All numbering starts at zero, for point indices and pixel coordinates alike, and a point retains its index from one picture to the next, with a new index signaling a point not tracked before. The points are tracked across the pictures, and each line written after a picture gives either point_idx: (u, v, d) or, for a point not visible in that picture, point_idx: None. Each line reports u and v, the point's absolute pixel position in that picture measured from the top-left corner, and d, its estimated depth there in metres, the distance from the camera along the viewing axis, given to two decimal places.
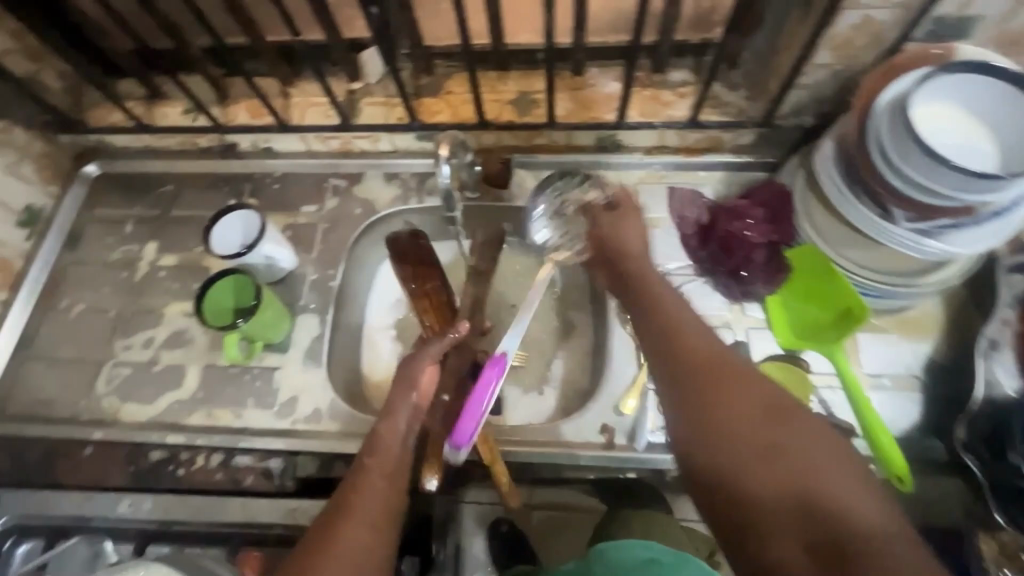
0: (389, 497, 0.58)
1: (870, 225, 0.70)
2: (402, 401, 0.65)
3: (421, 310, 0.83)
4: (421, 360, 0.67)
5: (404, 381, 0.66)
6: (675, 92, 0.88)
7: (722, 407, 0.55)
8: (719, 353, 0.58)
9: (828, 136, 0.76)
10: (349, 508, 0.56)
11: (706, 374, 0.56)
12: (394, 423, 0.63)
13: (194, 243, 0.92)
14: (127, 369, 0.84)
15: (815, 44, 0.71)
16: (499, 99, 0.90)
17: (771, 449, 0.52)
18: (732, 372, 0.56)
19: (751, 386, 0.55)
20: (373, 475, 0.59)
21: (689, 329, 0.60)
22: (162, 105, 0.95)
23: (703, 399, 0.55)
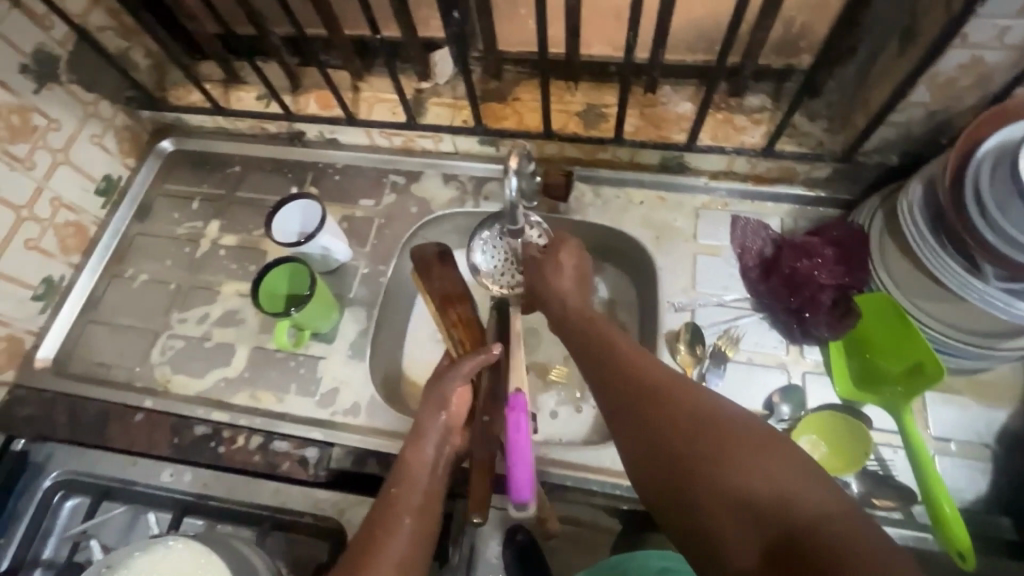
0: (418, 533, 0.58)
1: (955, 281, 0.65)
2: (431, 429, 0.64)
3: (450, 327, 0.78)
4: (453, 380, 0.67)
5: (434, 402, 0.66)
6: (751, 118, 0.84)
7: (658, 417, 0.53)
8: (646, 365, 0.58)
9: (917, 179, 0.70)
10: (374, 546, 0.56)
11: (636, 387, 0.56)
12: (421, 452, 0.63)
13: (255, 225, 0.94)
14: (180, 343, 0.87)
15: (915, 82, 0.67)
16: (566, 110, 0.89)
17: (708, 452, 0.50)
18: (662, 384, 0.55)
19: (681, 393, 0.54)
20: (402, 511, 0.59)
21: (621, 346, 0.61)
22: (237, 88, 0.98)
23: (640, 413, 0.54)
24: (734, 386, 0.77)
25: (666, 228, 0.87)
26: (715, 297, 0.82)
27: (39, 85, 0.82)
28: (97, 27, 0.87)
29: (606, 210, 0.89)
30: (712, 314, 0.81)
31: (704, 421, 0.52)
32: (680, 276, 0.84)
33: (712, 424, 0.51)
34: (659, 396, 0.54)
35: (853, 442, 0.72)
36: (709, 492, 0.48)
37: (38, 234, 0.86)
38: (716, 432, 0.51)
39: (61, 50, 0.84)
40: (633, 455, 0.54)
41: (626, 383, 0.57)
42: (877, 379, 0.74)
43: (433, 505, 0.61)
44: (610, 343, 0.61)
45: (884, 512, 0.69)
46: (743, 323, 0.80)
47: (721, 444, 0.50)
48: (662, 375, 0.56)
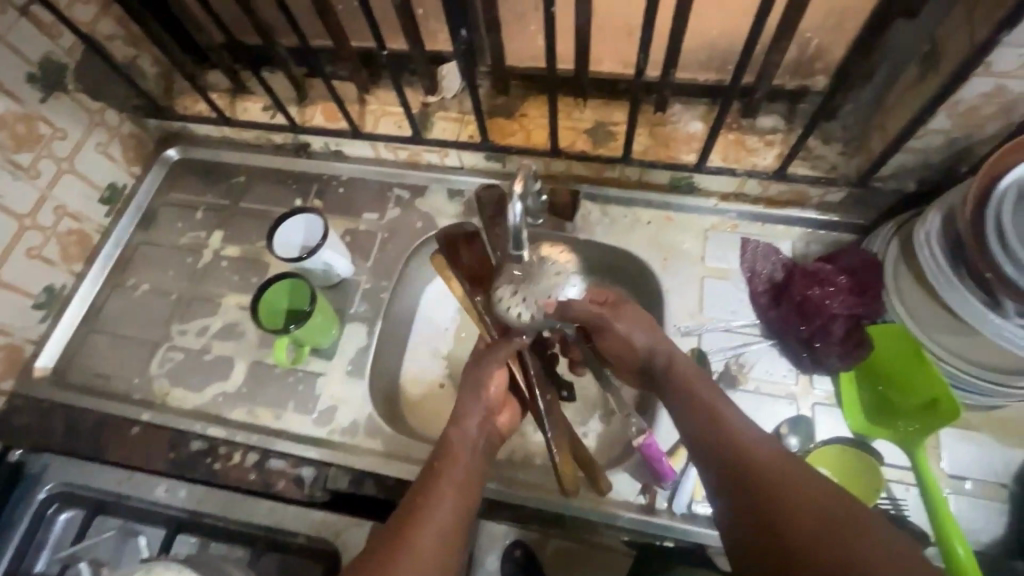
0: (461, 510, 0.57)
1: (971, 314, 0.63)
2: (472, 409, 0.64)
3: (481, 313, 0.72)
4: (490, 364, 0.67)
5: (471, 387, 0.65)
6: (762, 139, 0.82)
7: (778, 506, 0.53)
8: (761, 447, 0.56)
9: (934, 207, 0.68)
10: (418, 511, 0.55)
11: (752, 470, 0.55)
12: (462, 434, 0.62)
13: (257, 237, 0.94)
14: (179, 355, 0.86)
15: (934, 109, 0.64)
16: (575, 128, 0.87)
17: (833, 550, 0.49)
18: (774, 468, 0.55)
19: (801, 483, 0.53)
20: (444, 484, 0.58)
21: (727, 420, 0.58)
22: (244, 98, 0.97)
23: (755, 496, 0.54)
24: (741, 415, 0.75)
25: (674, 249, 0.85)
26: (722, 322, 0.80)
27: (46, 94, 0.82)
28: (104, 36, 0.87)
29: (612, 230, 0.88)
30: (719, 339, 0.79)
31: (825, 511, 0.51)
32: (687, 300, 0.82)
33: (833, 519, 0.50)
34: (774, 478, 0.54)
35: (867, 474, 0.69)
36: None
37: (40, 242, 0.86)
38: (841, 528, 0.50)
39: (69, 59, 0.84)
40: (742, 535, 0.54)
41: (738, 463, 0.56)
42: (889, 413, 0.72)
43: (475, 483, 0.60)
44: (715, 414, 0.59)
45: None
46: (752, 349, 0.78)
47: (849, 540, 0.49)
48: (777, 455, 0.56)
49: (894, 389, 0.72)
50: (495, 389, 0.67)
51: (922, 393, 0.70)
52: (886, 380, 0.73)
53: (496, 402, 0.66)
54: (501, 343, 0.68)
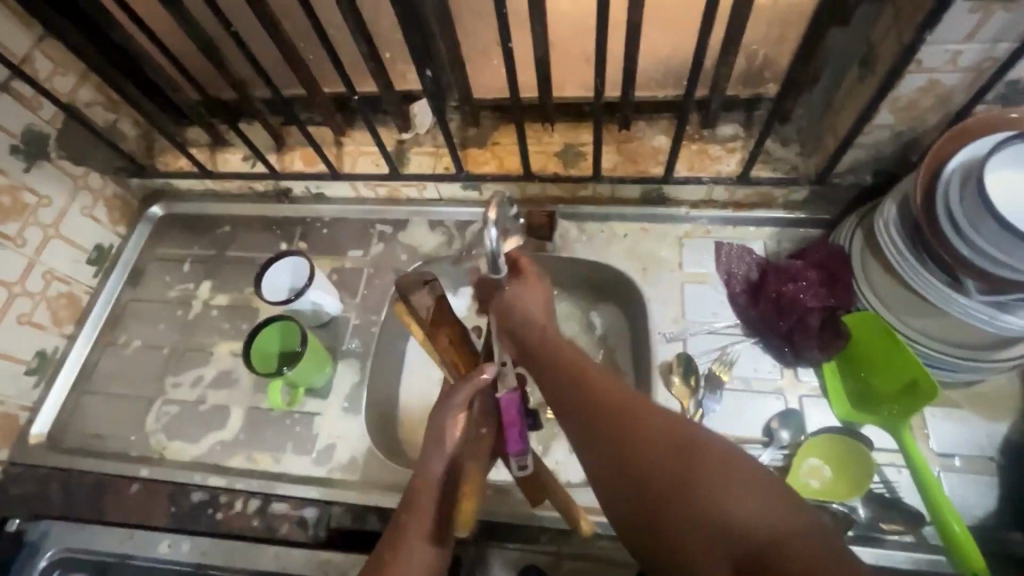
0: (430, 557, 0.57)
1: (938, 297, 0.66)
2: (433, 454, 0.59)
3: (442, 352, 0.65)
4: (448, 410, 0.58)
5: (433, 436, 0.59)
6: (724, 147, 0.86)
7: (619, 442, 0.49)
8: (605, 384, 0.53)
9: (889, 198, 0.72)
10: (388, 564, 0.55)
11: (594, 408, 0.51)
12: (427, 479, 0.59)
13: (246, 284, 0.95)
14: (175, 408, 0.86)
15: (877, 106, 0.68)
16: (545, 151, 0.91)
17: (671, 477, 0.46)
18: (616, 400, 0.51)
19: (642, 411, 0.50)
20: (411, 534, 0.57)
21: (575, 362, 0.55)
22: (224, 151, 1.00)
23: (596, 432, 0.50)
24: (731, 413, 0.76)
25: (652, 259, 0.88)
26: (705, 325, 0.82)
27: (29, 164, 0.84)
28: (83, 103, 0.89)
29: (590, 246, 0.90)
30: (703, 342, 0.81)
31: (661, 429, 0.48)
32: (669, 307, 0.84)
33: (672, 444, 0.47)
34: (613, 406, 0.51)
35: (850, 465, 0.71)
36: (673, 514, 0.45)
37: (30, 308, 0.87)
38: (676, 441, 0.48)
39: (51, 129, 0.86)
40: (592, 473, 0.51)
41: (581, 401, 0.52)
42: (874, 401, 0.73)
43: (445, 528, 0.59)
44: (560, 354, 0.56)
45: (895, 536, 0.67)
46: (736, 348, 0.80)
47: (688, 463, 0.46)
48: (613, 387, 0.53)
49: (877, 378, 0.73)
50: (454, 436, 0.59)
51: (902, 380, 0.71)
52: (868, 369, 0.74)
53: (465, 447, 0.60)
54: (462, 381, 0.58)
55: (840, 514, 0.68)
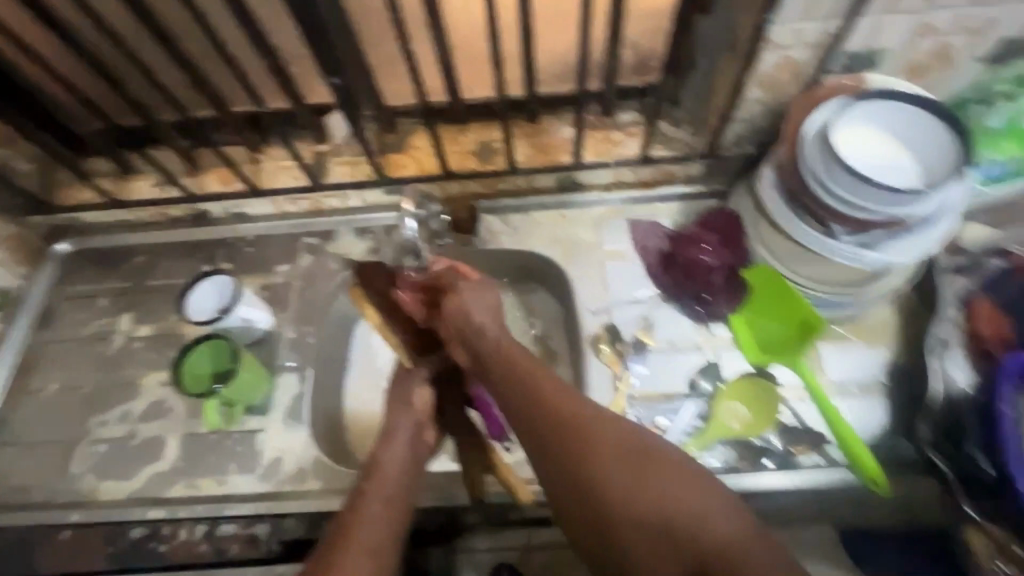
0: (390, 518, 0.59)
1: (814, 243, 0.75)
2: (399, 424, 0.66)
3: (399, 335, 0.67)
4: (414, 382, 0.67)
5: (399, 406, 0.66)
6: (626, 132, 0.94)
7: (579, 458, 0.56)
8: (572, 409, 0.58)
9: (767, 163, 0.81)
10: (348, 529, 0.57)
11: (560, 429, 0.57)
12: (392, 450, 0.64)
13: (170, 311, 0.92)
14: (104, 446, 0.82)
15: (744, 83, 0.78)
16: (462, 150, 0.95)
17: (628, 490, 0.55)
18: (576, 417, 0.57)
19: (599, 427, 0.57)
20: (370, 501, 0.60)
21: (540, 383, 0.58)
22: (134, 179, 0.98)
23: (558, 448, 0.57)
24: (657, 371, 0.83)
25: (573, 242, 0.94)
26: (627, 296, 0.88)
27: None
28: None
29: (515, 236, 0.95)
30: (627, 311, 0.87)
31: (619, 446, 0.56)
32: (592, 284, 0.90)
33: (628, 458, 0.56)
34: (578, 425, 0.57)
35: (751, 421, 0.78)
36: (626, 519, 0.55)
37: None
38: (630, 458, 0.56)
39: None
40: (550, 477, 0.57)
41: (543, 419, 0.57)
42: (780, 343, 0.81)
43: (403, 492, 0.62)
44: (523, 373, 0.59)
45: (806, 459, 0.76)
46: (656, 313, 0.87)
47: (639, 478, 0.55)
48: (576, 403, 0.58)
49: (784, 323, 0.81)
50: (420, 403, 0.67)
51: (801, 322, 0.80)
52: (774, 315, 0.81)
53: (424, 418, 0.67)
54: (428, 359, 0.69)
55: (753, 447, 0.77)
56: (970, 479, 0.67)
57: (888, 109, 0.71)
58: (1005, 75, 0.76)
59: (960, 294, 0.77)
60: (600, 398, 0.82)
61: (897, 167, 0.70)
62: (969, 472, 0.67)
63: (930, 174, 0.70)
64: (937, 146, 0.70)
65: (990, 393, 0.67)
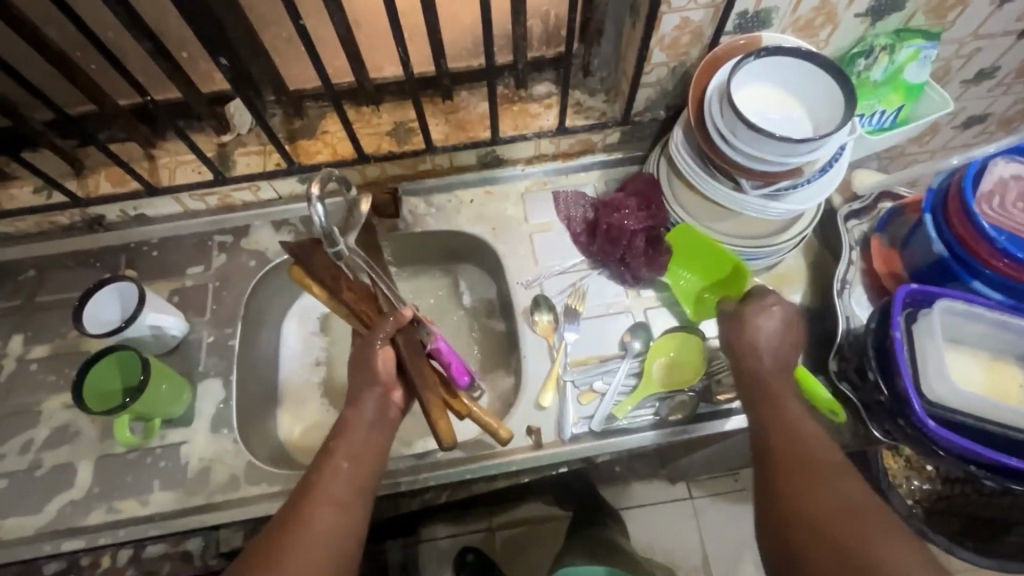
0: (355, 477, 0.59)
1: (725, 199, 0.77)
2: (365, 389, 0.64)
3: (348, 303, 0.68)
4: (371, 345, 0.65)
5: (363, 375, 0.65)
6: (542, 104, 0.93)
7: (787, 483, 0.56)
8: (812, 450, 0.58)
9: (676, 125, 0.83)
10: (311, 486, 0.58)
11: (788, 458, 0.58)
12: (360, 410, 0.63)
13: (68, 327, 0.84)
14: (4, 481, 0.75)
15: (649, 46, 0.79)
16: (377, 132, 0.91)
17: (830, 525, 0.52)
18: (817, 461, 0.57)
19: (834, 475, 0.55)
20: (339, 457, 0.60)
21: (795, 423, 0.61)
22: (8, 185, 0.88)
23: (779, 477, 0.57)
24: (590, 336, 0.85)
25: (500, 218, 0.93)
26: (556, 267, 0.89)
27: None
28: None
29: (441, 217, 0.94)
30: (558, 282, 0.88)
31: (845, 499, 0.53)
32: (523, 259, 0.90)
33: (837, 501, 0.53)
34: (810, 463, 0.57)
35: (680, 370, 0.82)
36: (819, 557, 0.50)
37: None
38: (848, 509, 0.52)
39: None
40: (766, 503, 0.57)
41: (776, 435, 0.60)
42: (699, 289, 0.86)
43: (373, 449, 0.62)
44: (784, 409, 0.63)
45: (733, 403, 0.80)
46: (586, 280, 0.88)
47: (848, 520, 0.51)
48: (823, 448, 0.58)
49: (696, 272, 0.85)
50: (382, 367, 0.65)
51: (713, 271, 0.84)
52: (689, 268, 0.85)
53: (391, 384, 0.66)
54: (382, 321, 0.66)
55: (686, 399, 0.79)
56: (871, 404, 0.74)
57: (781, 65, 0.74)
58: (881, 30, 0.82)
59: (855, 239, 0.85)
60: (537, 367, 0.83)
61: (793, 120, 0.74)
62: (869, 398, 0.73)
63: (822, 125, 0.73)
64: (828, 98, 0.73)
65: (886, 322, 0.72)
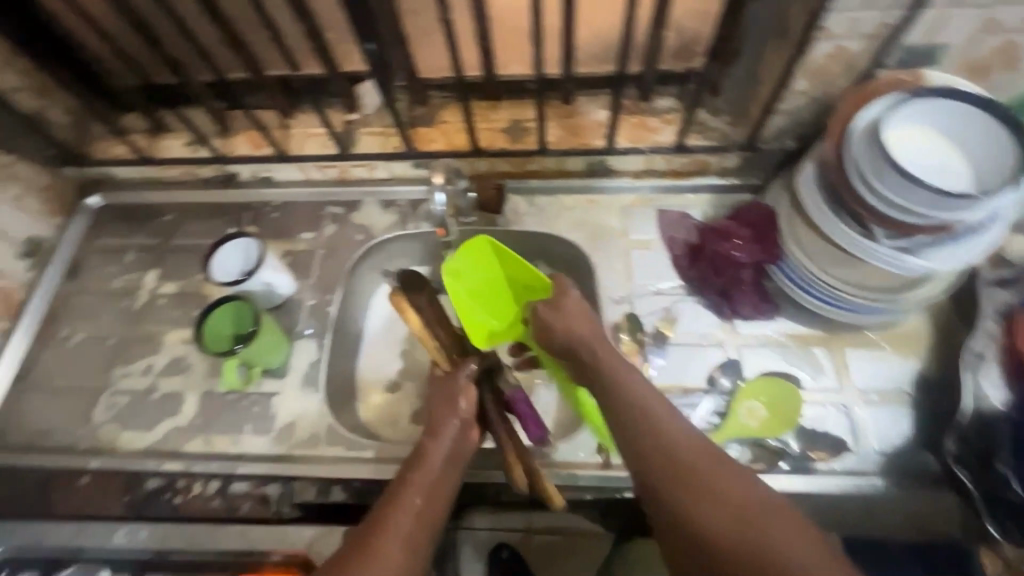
0: (423, 514, 0.61)
1: (851, 244, 0.72)
2: (447, 421, 0.68)
3: (441, 337, 0.77)
4: (459, 379, 0.71)
5: (445, 403, 0.69)
6: (661, 119, 0.91)
7: (683, 488, 0.55)
8: (724, 494, 0.54)
9: (808, 159, 0.78)
10: (385, 518, 0.60)
11: (717, 510, 0.53)
12: (439, 443, 0.66)
13: (195, 270, 0.93)
14: (125, 398, 0.84)
15: (792, 72, 0.74)
16: (492, 128, 0.93)
17: (744, 538, 0.51)
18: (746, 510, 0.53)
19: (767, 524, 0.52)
20: (414, 493, 0.62)
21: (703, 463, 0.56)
22: (165, 137, 0.98)
23: (692, 528, 0.53)
24: (676, 364, 0.81)
25: (599, 229, 0.92)
26: (650, 287, 0.87)
27: None
28: (8, 88, 0.86)
29: (540, 218, 0.93)
30: (650, 302, 0.86)
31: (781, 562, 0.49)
32: (616, 273, 0.88)
33: (747, 509, 0.53)
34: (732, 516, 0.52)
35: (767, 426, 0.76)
36: None
37: None
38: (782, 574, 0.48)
39: None
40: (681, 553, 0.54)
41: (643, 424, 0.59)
42: (490, 326, 0.83)
43: (444, 488, 0.64)
44: (667, 444, 0.58)
45: (822, 463, 0.74)
46: (679, 306, 0.85)
47: None
48: (741, 488, 0.55)
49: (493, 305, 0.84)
50: (465, 402, 0.69)
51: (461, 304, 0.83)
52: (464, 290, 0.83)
53: (469, 419, 0.69)
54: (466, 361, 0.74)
55: (769, 449, 0.74)
56: (997, 498, 0.68)
57: (947, 108, 0.67)
58: None
59: (999, 308, 0.74)
60: None
61: (949, 170, 0.67)
62: (995, 491, 0.68)
63: (984, 179, 0.66)
64: (998, 151, 0.66)
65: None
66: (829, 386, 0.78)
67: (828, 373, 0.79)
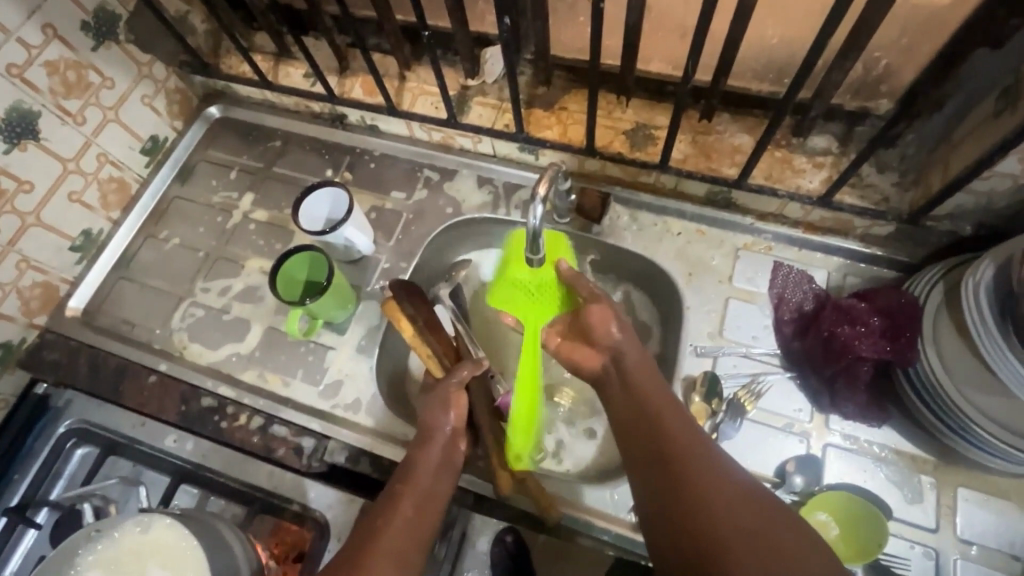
0: (416, 527, 0.59)
1: (1015, 379, 0.58)
2: (439, 426, 0.66)
3: (433, 344, 0.69)
4: (452, 386, 0.67)
5: (435, 407, 0.67)
6: (812, 161, 0.78)
7: (662, 441, 0.58)
8: (691, 435, 0.59)
9: (988, 256, 0.63)
10: (377, 530, 0.58)
11: (682, 446, 0.58)
12: (430, 451, 0.65)
13: (286, 204, 0.94)
14: (200, 312, 0.88)
15: (1006, 151, 0.59)
16: (613, 127, 0.84)
17: (700, 463, 0.57)
18: (708, 448, 0.58)
19: (724, 464, 0.57)
20: (406, 503, 0.60)
21: (669, 408, 0.60)
22: (287, 64, 0.97)
23: (666, 466, 0.57)
24: (749, 443, 0.72)
25: (700, 265, 0.82)
26: (742, 348, 0.77)
27: (97, 43, 0.83)
28: None
29: (640, 237, 0.85)
30: (735, 364, 0.76)
31: (742, 491, 0.55)
32: (707, 320, 0.79)
33: (697, 441, 0.58)
34: (699, 452, 0.58)
35: (867, 517, 0.66)
36: (721, 548, 0.52)
37: (81, 187, 0.88)
38: (747, 505, 0.54)
39: (122, 10, 0.85)
40: (653, 486, 0.58)
41: (646, 420, 0.60)
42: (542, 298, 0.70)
43: (436, 500, 0.62)
44: (647, 394, 0.61)
45: None
46: (768, 378, 0.75)
47: (739, 514, 0.53)
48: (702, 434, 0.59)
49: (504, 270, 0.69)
50: (455, 413, 0.67)
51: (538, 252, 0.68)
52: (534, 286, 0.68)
53: (458, 426, 0.67)
54: (461, 366, 0.69)
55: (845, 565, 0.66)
56: None
57: None
58: None
59: None
60: None
61: None
62: None
63: None
64: None
65: None
66: (923, 523, 0.67)
67: (927, 508, 0.67)
